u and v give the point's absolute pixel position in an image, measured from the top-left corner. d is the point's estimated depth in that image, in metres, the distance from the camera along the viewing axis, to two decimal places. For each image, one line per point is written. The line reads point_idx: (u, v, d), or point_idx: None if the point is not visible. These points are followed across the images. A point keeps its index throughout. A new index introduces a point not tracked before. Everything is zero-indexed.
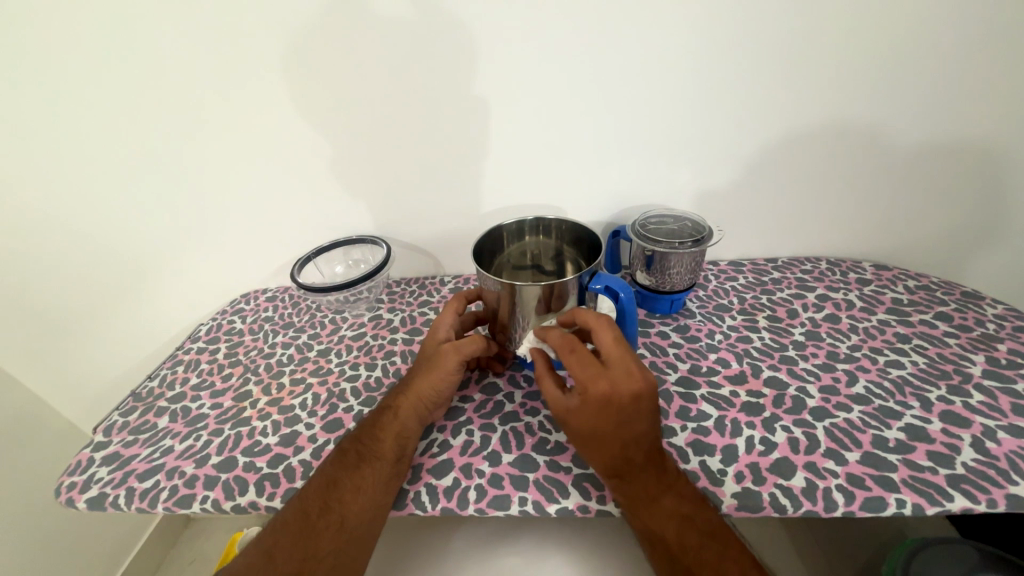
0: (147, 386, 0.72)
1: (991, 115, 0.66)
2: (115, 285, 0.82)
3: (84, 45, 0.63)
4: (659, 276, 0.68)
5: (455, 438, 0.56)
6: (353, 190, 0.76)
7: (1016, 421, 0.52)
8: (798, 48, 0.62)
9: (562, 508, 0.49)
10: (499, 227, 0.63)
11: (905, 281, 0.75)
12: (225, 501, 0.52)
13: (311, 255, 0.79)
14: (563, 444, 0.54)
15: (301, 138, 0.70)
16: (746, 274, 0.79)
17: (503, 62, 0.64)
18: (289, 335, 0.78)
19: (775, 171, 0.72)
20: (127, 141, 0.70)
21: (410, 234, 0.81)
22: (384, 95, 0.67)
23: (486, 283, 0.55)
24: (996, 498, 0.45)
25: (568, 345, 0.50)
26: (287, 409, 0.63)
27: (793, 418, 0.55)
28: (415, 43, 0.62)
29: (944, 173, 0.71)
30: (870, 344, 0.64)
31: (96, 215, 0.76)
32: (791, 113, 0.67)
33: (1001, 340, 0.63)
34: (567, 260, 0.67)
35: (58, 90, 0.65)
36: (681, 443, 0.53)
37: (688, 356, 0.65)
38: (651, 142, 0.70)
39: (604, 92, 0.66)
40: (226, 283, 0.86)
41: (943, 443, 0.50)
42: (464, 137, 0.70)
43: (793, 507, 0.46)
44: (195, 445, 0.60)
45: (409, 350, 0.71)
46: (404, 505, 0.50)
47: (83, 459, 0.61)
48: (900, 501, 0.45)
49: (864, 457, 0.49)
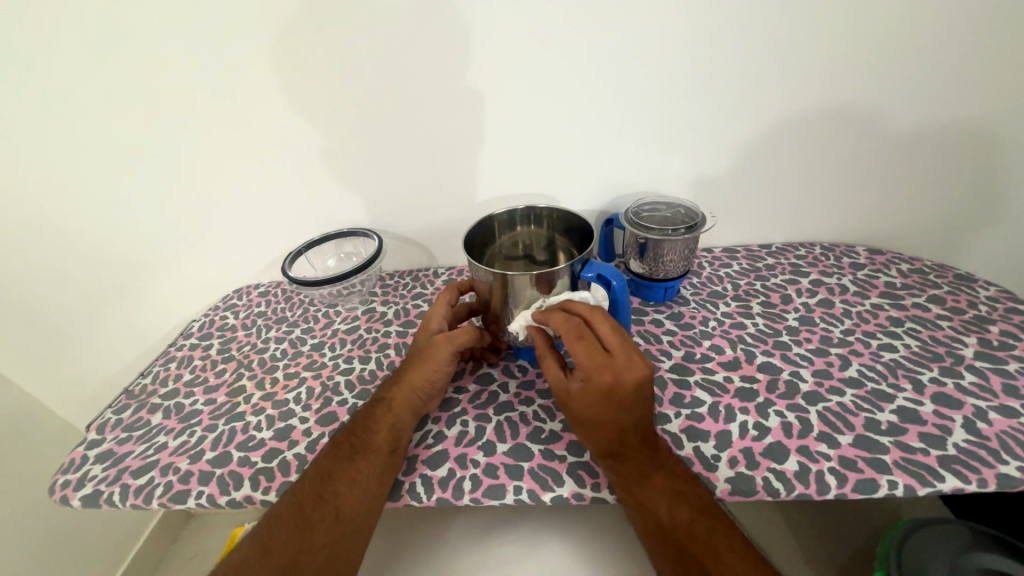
0: (140, 384, 0.72)
1: (988, 97, 0.66)
2: (104, 284, 0.81)
3: (67, 41, 0.61)
4: (652, 264, 0.68)
5: (450, 429, 0.56)
6: (345, 182, 0.75)
7: (1007, 401, 0.52)
8: (795, 34, 0.61)
9: (557, 496, 0.49)
10: (490, 218, 0.63)
11: (898, 264, 0.75)
12: (221, 496, 0.53)
13: (302, 250, 0.78)
14: (558, 432, 0.55)
15: (291, 132, 0.69)
16: (740, 260, 0.79)
17: (497, 50, 0.63)
18: (282, 330, 0.77)
19: (769, 157, 0.71)
20: (114, 138, 0.69)
21: (402, 226, 0.80)
22: (374, 89, 0.66)
23: (478, 274, 0.54)
24: (987, 478, 0.45)
25: (574, 331, 0.49)
26: (281, 403, 0.63)
27: (786, 402, 0.55)
28: (409, 35, 0.62)
29: (939, 156, 0.71)
30: (863, 328, 0.64)
31: (85, 214, 0.75)
32: (786, 95, 0.66)
33: (994, 322, 0.63)
34: (559, 249, 0.66)
35: (41, 87, 0.64)
36: (675, 429, 0.53)
37: (682, 343, 0.65)
38: (645, 131, 0.69)
39: (600, 80, 0.65)
40: (218, 278, 0.85)
41: (934, 424, 0.50)
42: (457, 128, 0.69)
43: (786, 491, 0.46)
44: (189, 441, 0.60)
45: (403, 342, 0.71)
46: (399, 496, 0.50)
47: (77, 457, 0.61)
48: (891, 482, 0.46)
49: (856, 440, 0.50)
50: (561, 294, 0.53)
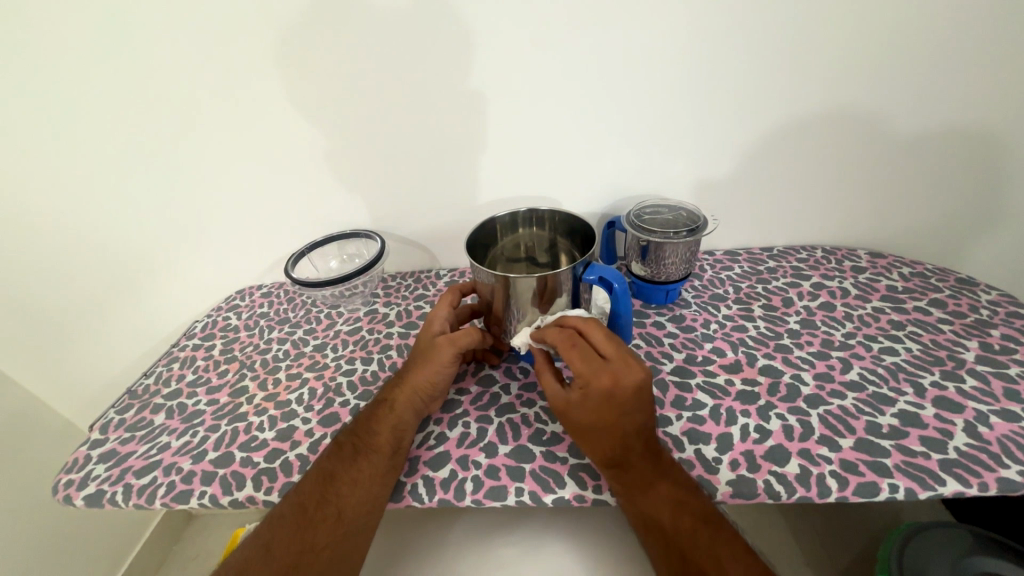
0: (143, 383, 0.72)
1: (990, 101, 0.66)
2: (109, 284, 0.81)
3: (74, 43, 0.62)
4: (654, 267, 0.68)
5: (452, 430, 0.57)
6: (348, 183, 0.75)
7: (1008, 406, 0.52)
8: (796, 36, 0.61)
9: (558, 498, 0.49)
10: (492, 220, 0.63)
11: (900, 268, 0.75)
12: (223, 495, 0.53)
13: (305, 250, 0.79)
14: (559, 434, 0.55)
15: (296, 134, 0.70)
16: (741, 263, 0.79)
17: (501, 54, 0.63)
18: (285, 331, 0.78)
19: (771, 160, 0.72)
20: (120, 140, 0.70)
21: (405, 228, 0.81)
22: (379, 91, 0.66)
23: (480, 276, 0.54)
24: (988, 482, 0.45)
25: (569, 341, 0.49)
26: (284, 404, 0.63)
27: (788, 405, 0.55)
28: (413, 39, 0.62)
29: (940, 160, 0.71)
30: (864, 331, 0.64)
31: (91, 215, 0.75)
32: (787, 98, 0.66)
33: (995, 326, 0.63)
34: (561, 251, 0.66)
35: (48, 89, 0.65)
36: (676, 432, 0.53)
37: (683, 346, 0.65)
38: (647, 134, 0.69)
39: (604, 83, 0.65)
40: (221, 279, 0.85)
41: (935, 428, 0.50)
42: (460, 131, 0.70)
43: (787, 493, 0.46)
44: (192, 441, 0.60)
45: (405, 344, 0.71)
46: (401, 498, 0.51)
47: (81, 456, 0.61)
48: (893, 486, 0.46)
49: (857, 443, 0.50)
50: (563, 297, 0.54)
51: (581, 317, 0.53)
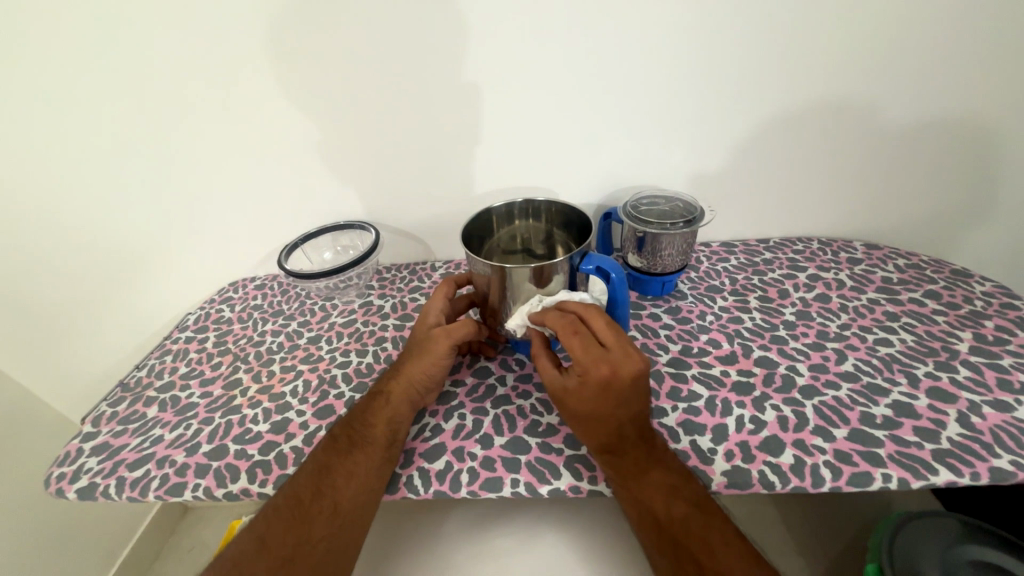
0: (136, 376, 0.71)
1: (987, 95, 0.66)
2: (100, 278, 0.80)
3: (59, 35, 0.60)
4: (650, 258, 0.68)
5: (447, 421, 0.57)
6: (342, 176, 0.74)
7: (1001, 396, 0.52)
8: (794, 30, 0.61)
9: (554, 489, 0.49)
10: (488, 211, 0.62)
11: (895, 259, 0.76)
12: (218, 488, 0.53)
13: (298, 242, 0.78)
14: (555, 426, 0.55)
15: (289, 127, 0.69)
16: (737, 255, 0.79)
17: (497, 48, 0.62)
18: (279, 323, 0.77)
19: (768, 154, 0.71)
20: (108, 134, 0.68)
21: (399, 219, 0.80)
22: (373, 84, 0.65)
23: (476, 266, 0.54)
24: (980, 471, 0.46)
25: (570, 327, 0.49)
26: (278, 396, 0.63)
27: (782, 396, 0.55)
28: (407, 33, 0.61)
29: (938, 151, 0.71)
30: (859, 323, 0.64)
31: (80, 209, 0.74)
32: (786, 91, 0.66)
33: (989, 317, 0.63)
34: (557, 242, 0.66)
35: (33, 81, 0.63)
36: (672, 423, 0.53)
37: (679, 337, 0.65)
38: (644, 126, 0.69)
39: (603, 75, 0.64)
40: (214, 272, 0.85)
41: (929, 418, 0.51)
42: (456, 125, 0.69)
43: (781, 483, 0.47)
44: (185, 434, 0.60)
45: (400, 336, 0.70)
46: (397, 489, 0.51)
47: (73, 449, 0.60)
48: (886, 475, 0.46)
49: (851, 434, 0.50)
50: (560, 286, 0.53)
51: (580, 300, 0.53)
